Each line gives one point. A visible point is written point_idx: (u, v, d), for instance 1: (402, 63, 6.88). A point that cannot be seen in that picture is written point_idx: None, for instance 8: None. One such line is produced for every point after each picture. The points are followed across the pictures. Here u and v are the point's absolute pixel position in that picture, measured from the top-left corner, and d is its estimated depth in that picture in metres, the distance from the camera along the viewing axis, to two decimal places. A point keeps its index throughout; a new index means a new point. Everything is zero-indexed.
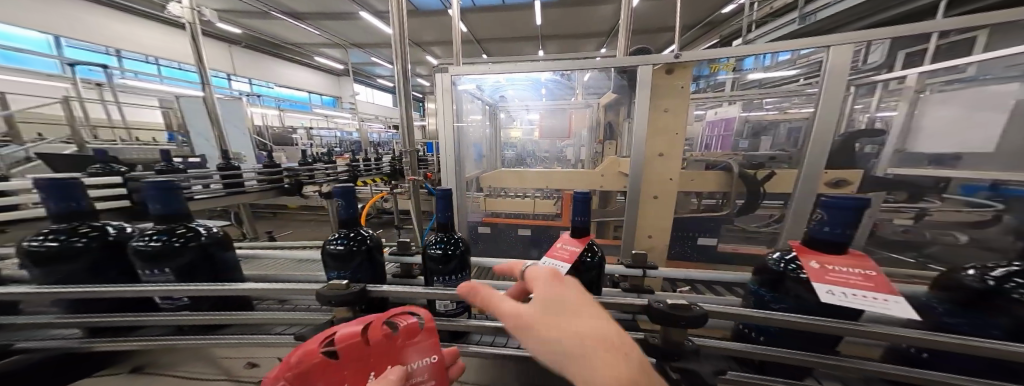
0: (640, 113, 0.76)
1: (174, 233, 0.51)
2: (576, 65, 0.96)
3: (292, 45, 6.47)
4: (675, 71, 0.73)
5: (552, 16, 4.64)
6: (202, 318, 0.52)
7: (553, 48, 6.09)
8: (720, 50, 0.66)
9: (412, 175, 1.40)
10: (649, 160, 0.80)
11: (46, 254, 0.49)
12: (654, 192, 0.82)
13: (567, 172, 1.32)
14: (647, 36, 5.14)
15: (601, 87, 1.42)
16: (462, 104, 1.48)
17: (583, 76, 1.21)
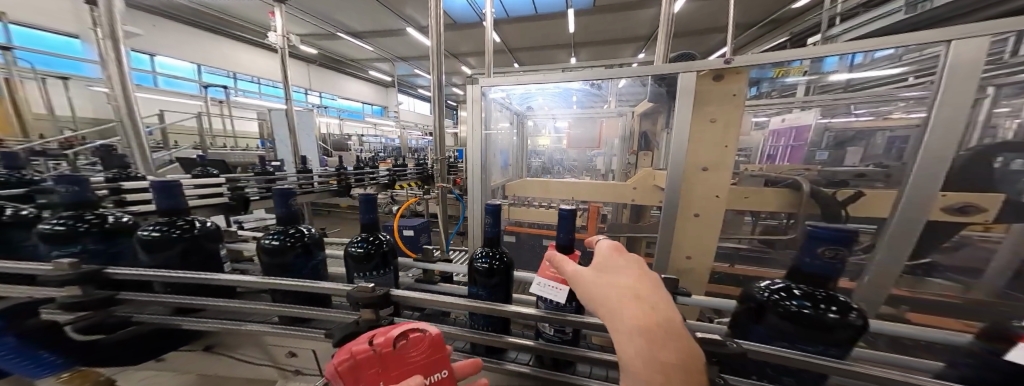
0: (681, 122, 0.69)
1: (288, 233, 0.60)
2: (611, 73, 0.90)
3: (351, 61, 7.13)
4: (724, 77, 0.65)
5: (592, 23, 4.58)
6: (255, 307, 0.55)
7: (587, 55, 6.02)
8: (783, 53, 0.57)
9: (440, 182, 1.40)
10: (688, 173, 0.72)
11: (366, 254, 0.58)
12: (695, 209, 0.73)
13: (595, 183, 1.25)
14: (694, 39, 4.84)
15: (636, 94, 1.34)
16: (491, 113, 1.48)
17: (619, 85, 1.15)
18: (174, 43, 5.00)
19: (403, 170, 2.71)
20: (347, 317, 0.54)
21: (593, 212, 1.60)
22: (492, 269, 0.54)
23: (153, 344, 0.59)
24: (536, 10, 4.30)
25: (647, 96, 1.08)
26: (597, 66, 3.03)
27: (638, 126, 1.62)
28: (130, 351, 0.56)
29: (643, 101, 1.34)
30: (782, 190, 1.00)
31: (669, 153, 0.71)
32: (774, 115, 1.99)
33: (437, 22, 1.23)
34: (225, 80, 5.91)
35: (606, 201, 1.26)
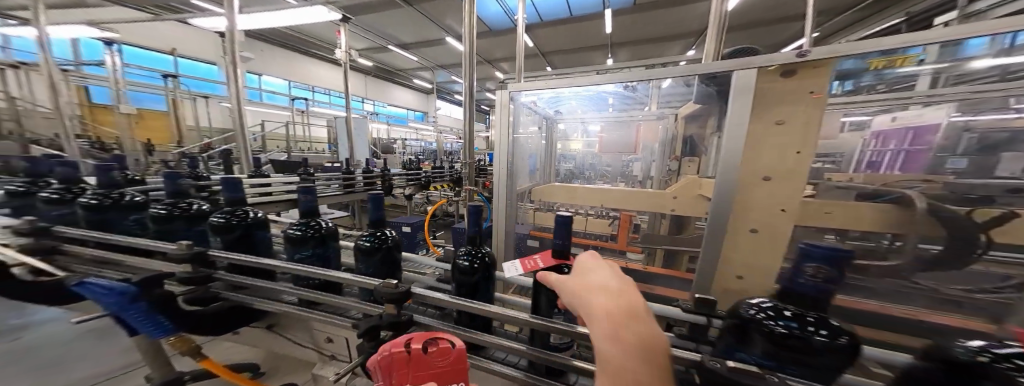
0: (736, 125, 0.60)
1: (309, 225, 0.64)
2: (651, 74, 0.82)
3: (399, 71, 7.61)
4: (795, 72, 0.55)
5: (640, 23, 4.37)
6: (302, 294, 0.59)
7: (627, 55, 5.74)
8: (878, 41, 0.44)
9: (468, 184, 1.38)
10: (744, 183, 0.62)
11: (373, 247, 0.59)
12: (751, 224, 0.63)
13: (627, 190, 1.16)
14: (760, 31, 4.30)
15: (679, 95, 1.21)
16: (519, 117, 1.45)
17: (664, 85, 1.04)
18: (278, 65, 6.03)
19: (436, 172, 2.79)
20: (373, 310, 0.54)
21: (624, 220, 1.49)
22: (557, 289, 0.50)
23: (235, 322, 0.66)
24: (571, 12, 4.26)
25: (694, 97, 0.97)
26: (637, 66, 2.86)
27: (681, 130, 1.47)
28: (216, 324, 0.63)
29: (689, 102, 1.22)
30: (873, 205, 0.80)
31: (716, 160, 0.63)
32: (871, 113, 1.67)
33: (469, 26, 1.23)
34: (307, 92, 6.86)
35: (640, 210, 1.16)
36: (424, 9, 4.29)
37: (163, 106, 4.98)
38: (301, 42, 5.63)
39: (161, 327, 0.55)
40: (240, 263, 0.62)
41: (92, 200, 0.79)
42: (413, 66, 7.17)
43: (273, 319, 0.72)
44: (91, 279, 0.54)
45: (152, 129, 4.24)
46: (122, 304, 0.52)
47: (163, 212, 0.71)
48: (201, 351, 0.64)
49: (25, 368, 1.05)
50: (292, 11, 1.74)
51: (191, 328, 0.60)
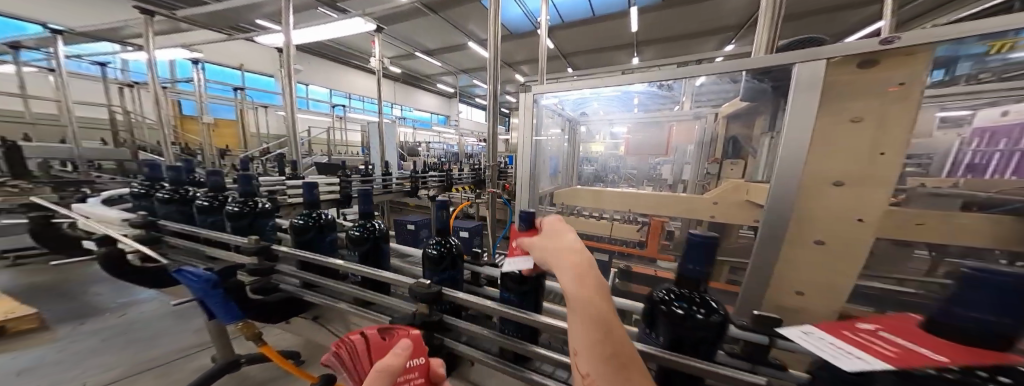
0: (802, 124, 0.54)
1: (447, 246, 0.58)
2: (697, 70, 0.73)
3: (424, 77, 7.85)
4: (878, 62, 0.49)
5: (668, 19, 4.19)
6: (342, 288, 0.62)
7: (654, 54, 5.53)
8: (986, 21, 0.39)
9: (491, 187, 1.37)
10: (809, 188, 0.56)
11: (520, 277, 0.51)
12: (816, 235, 0.57)
13: (657, 195, 1.10)
14: (809, 21, 3.91)
15: (718, 93, 1.13)
16: (542, 120, 1.43)
17: (705, 84, 0.97)
18: (321, 76, 6.54)
19: (460, 174, 2.83)
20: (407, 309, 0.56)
21: (654, 226, 1.40)
22: None
23: (290, 313, 0.69)
24: (594, 12, 4.19)
25: (741, 95, 0.89)
26: (666, 64, 2.74)
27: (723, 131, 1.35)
28: (275, 314, 0.66)
29: (732, 101, 1.12)
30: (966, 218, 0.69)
31: (776, 163, 0.56)
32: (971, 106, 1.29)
33: (494, 30, 1.22)
34: (344, 99, 7.32)
35: (672, 215, 1.09)
36: (449, 16, 4.40)
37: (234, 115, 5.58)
38: (336, 52, 5.98)
39: (234, 313, 0.59)
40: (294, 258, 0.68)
41: (236, 208, 0.78)
42: (438, 71, 7.38)
43: (317, 311, 0.73)
44: (186, 266, 0.59)
45: (224, 135, 5.03)
46: (206, 290, 0.57)
47: (302, 222, 0.70)
48: (261, 338, 0.68)
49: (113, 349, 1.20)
50: (336, 24, 1.89)
51: (256, 317, 0.64)
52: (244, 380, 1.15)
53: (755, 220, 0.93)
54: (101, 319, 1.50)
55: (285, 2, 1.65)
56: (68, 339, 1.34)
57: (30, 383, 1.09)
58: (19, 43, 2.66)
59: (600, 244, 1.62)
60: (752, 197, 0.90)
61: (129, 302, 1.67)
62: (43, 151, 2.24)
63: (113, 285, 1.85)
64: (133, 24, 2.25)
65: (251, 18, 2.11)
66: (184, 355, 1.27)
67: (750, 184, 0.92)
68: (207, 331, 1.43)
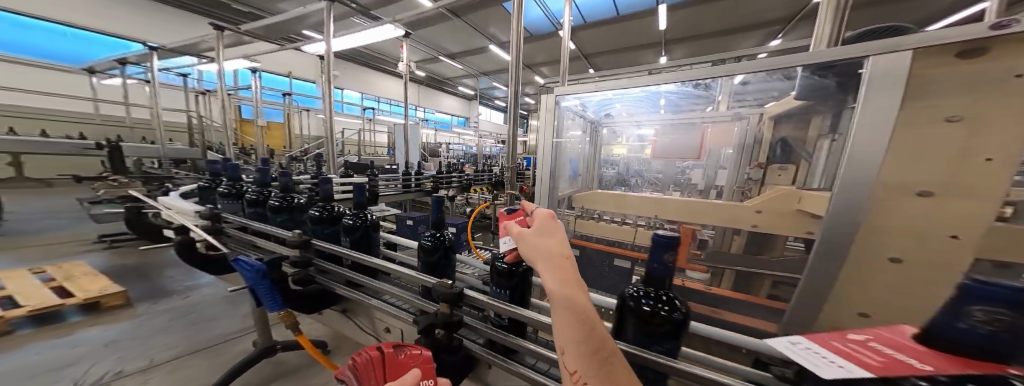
0: (878, 126, 0.47)
1: (660, 298, 0.36)
2: (749, 66, 0.65)
3: (446, 80, 8.02)
4: (987, 50, 0.45)
5: (698, 15, 4.00)
6: (373, 284, 0.62)
7: (683, 53, 5.30)
8: None
9: (509, 189, 1.33)
10: (887, 194, 0.53)
11: None
12: (890, 251, 0.54)
13: (687, 201, 1.06)
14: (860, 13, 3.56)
15: (760, 92, 1.04)
16: (563, 121, 1.39)
17: (750, 82, 0.90)
18: (355, 80, 6.88)
19: (479, 175, 2.84)
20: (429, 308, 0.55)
21: (683, 234, 1.31)
22: None
23: (323, 305, 0.71)
24: (619, 11, 4.11)
25: (794, 92, 0.81)
26: (697, 63, 2.59)
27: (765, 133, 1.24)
28: (311, 304, 0.68)
29: (778, 101, 1.02)
30: None
31: (844, 168, 0.50)
32: None
33: (517, 33, 1.21)
34: (374, 102, 7.66)
35: (705, 223, 1.02)
36: (471, 21, 4.48)
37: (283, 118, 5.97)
38: (365, 57, 6.25)
39: (279, 303, 0.62)
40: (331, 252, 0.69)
41: (353, 220, 0.69)
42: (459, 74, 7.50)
43: (347, 305, 0.75)
44: (242, 256, 0.62)
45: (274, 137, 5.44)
46: (256, 280, 0.59)
47: (431, 242, 0.58)
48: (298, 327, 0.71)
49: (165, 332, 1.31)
50: (367, 32, 1.98)
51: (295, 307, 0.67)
52: (278, 367, 1.20)
53: (808, 230, 0.82)
54: (168, 299, 1.64)
55: (324, 12, 1.74)
56: (134, 317, 1.47)
57: (111, 354, 1.20)
58: (123, 58, 3.08)
59: (622, 250, 1.55)
60: (806, 206, 0.80)
61: (191, 285, 1.81)
62: (134, 150, 2.55)
63: (181, 269, 2.03)
64: (207, 40, 2.50)
65: (299, 29, 2.25)
66: (232, 338, 1.35)
67: (803, 191, 0.82)
68: (252, 317, 1.52)
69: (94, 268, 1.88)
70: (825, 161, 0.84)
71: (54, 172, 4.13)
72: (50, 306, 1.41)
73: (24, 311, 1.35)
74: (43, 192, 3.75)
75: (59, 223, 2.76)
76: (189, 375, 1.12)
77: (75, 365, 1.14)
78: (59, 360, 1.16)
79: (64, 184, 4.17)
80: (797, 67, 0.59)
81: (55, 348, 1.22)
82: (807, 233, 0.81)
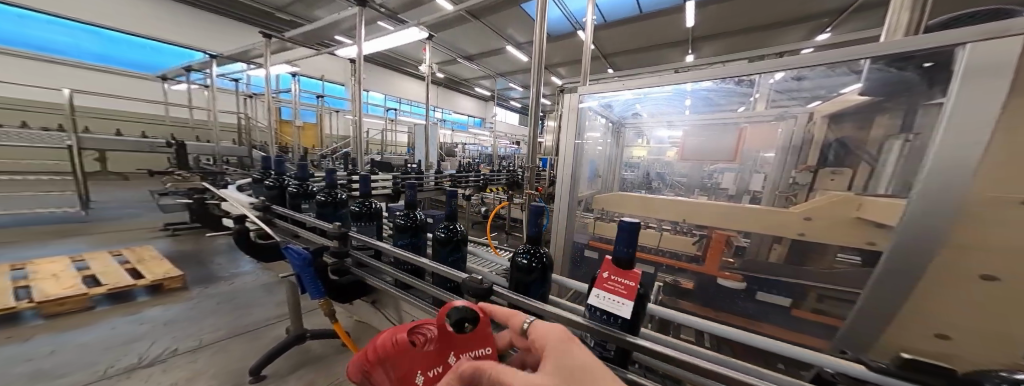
0: (976, 121, 0.42)
1: None
2: (811, 60, 0.61)
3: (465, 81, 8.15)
4: None
5: (726, 11, 3.84)
6: (401, 278, 0.64)
7: (707, 51, 5.11)
8: None
9: (529, 189, 1.28)
10: (977, 212, 0.43)
11: None
12: (981, 269, 0.44)
13: (720, 205, 1.01)
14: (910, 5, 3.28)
15: (808, 88, 0.96)
16: (585, 121, 1.36)
17: (807, 77, 0.83)
18: (378, 82, 7.13)
19: (496, 175, 2.84)
20: (456, 303, 0.56)
21: (716, 240, 1.22)
22: None
23: (356, 295, 0.73)
24: (641, 9, 4.01)
25: (862, 86, 0.75)
26: (729, 60, 2.45)
27: (816, 134, 1.12)
28: (345, 295, 0.71)
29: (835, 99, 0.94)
30: None
31: (926, 173, 0.45)
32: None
33: (542, 34, 1.19)
34: (396, 104, 7.91)
35: (742, 230, 0.97)
36: (491, 23, 4.52)
37: (315, 118, 6.27)
38: (389, 60, 6.46)
39: (320, 290, 0.66)
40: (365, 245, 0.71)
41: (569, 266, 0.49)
42: (477, 75, 7.57)
43: (376, 296, 0.76)
44: (291, 244, 0.67)
45: (306, 137, 5.78)
46: (300, 267, 0.63)
47: None
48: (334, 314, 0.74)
49: (212, 320, 1.41)
50: (394, 35, 2.04)
51: (333, 296, 0.69)
52: (307, 354, 1.25)
53: (869, 241, 0.73)
54: (217, 285, 1.76)
55: (356, 16, 1.81)
56: (187, 299, 1.59)
57: (169, 333, 1.29)
58: (185, 65, 3.39)
59: (644, 255, 1.48)
60: (867, 213, 0.71)
61: (236, 272, 1.93)
62: (192, 147, 2.77)
63: (228, 256, 2.17)
64: (253, 46, 2.69)
65: (333, 34, 2.35)
66: (270, 323, 1.42)
67: (864, 197, 0.73)
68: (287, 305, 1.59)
69: (159, 253, 2.05)
70: (894, 164, 0.75)
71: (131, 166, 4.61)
72: (123, 286, 1.55)
73: (101, 289, 1.49)
74: (117, 184, 4.20)
75: (129, 212, 3.07)
76: (232, 358, 1.18)
77: (141, 341, 1.24)
78: (127, 336, 1.26)
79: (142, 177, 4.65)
80: (865, 59, 0.55)
81: (125, 324, 1.34)
82: (867, 244, 0.73)
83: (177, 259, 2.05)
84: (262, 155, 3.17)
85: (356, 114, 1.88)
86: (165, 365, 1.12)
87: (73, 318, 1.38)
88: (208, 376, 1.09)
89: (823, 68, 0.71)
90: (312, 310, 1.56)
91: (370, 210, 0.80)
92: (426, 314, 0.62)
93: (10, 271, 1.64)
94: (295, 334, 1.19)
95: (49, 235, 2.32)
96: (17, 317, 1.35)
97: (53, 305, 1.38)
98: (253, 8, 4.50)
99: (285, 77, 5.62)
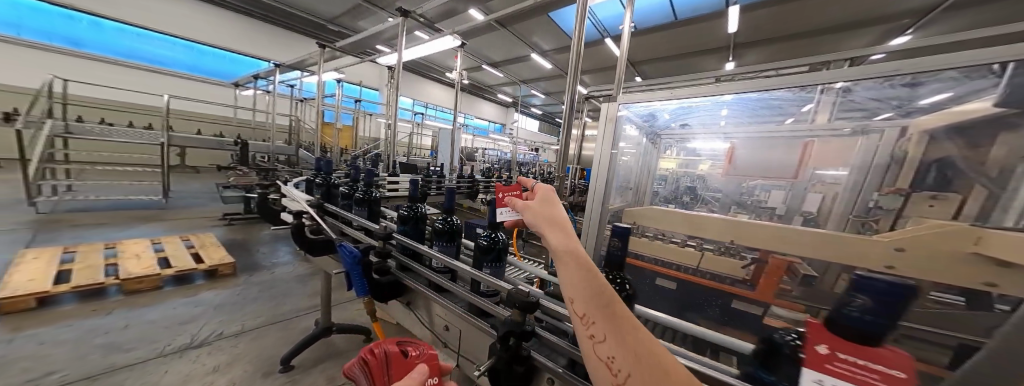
0: None
1: None
2: (947, 60, 0.55)
3: (490, 88, 8.30)
4: None
5: (775, 15, 3.61)
6: (443, 283, 0.65)
7: (750, 58, 4.83)
8: None
9: (558, 198, 1.24)
10: None
11: None
12: None
13: (778, 228, 0.95)
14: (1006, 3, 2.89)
15: (897, 96, 0.85)
16: (621, 130, 1.32)
17: (921, 82, 0.72)
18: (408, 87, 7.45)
19: (518, 181, 2.83)
20: (501, 314, 0.56)
21: (775, 267, 1.11)
22: None
23: (395, 296, 0.74)
24: (677, 16, 3.88)
25: (998, 94, 0.64)
26: (776, 69, 2.28)
27: (913, 153, 0.97)
28: (386, 294, 0.72)
29: (936, 111, 0.84)
30: None
31: None
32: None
33: (580, 44, 1.17)
34: (423, 108, 8.21)
35: (806, 254, 0.89)
36: (520, 30, 4.57)
37: (351, 121, 6.70)
38: (422, 67, 6.75)
39: (365, 288, 0.67)
40: (410, 247, 0.73)
41: None
42: (503, 82, 7.67)
43: (410, 297, 0.76)
44: (345, 242, 0.70)
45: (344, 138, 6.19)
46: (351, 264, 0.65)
47: None
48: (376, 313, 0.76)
49: (256, 307, 1.51)
50: (430, 43, 2.10)
51: (374, 295, 0.71)
52: (330, 348, 1.29)
53: (988, 282, 0.64)
54: (259, 273, 1.88)
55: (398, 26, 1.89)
56: (236, 284, 1.72)
57: (217, 317, 1.40)
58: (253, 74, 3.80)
59: (678, 274, 1.38)
60: (988, 249, 0.63)
61: (276, 263, 2.06)
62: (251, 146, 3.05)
63: (271, 247, 2.33)
64: (305, 56, 2.90)
65: (375, 44, 2.47)
66: (301, 314, 1.49)
67: (984, 230, 0.65)
68: (317, 297, 1.67)
69: (217, 240, 2.25)
70: None
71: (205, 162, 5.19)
72: (188, 269, 1.70)
73: (170, 271, 1.65)
74: (189, 176, 4.75)
75: (196, 201, 3.41)
76: (268, 345, 1.25)
77: (195, 322, 1.34)
78: (184, 316, 1.38)
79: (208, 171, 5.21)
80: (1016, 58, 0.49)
81: (184, 305, 1.46)
82: (983, 285, 0.65)
83: (229, 246, 2.24)
84: (307, 155, 3.42)
85: (388, 118, 1.96)
86: (210, 347, 1.20)
87: (145, 294, 1.54)
88: (245, 361, 1.15)
89: (947, 73, 0.62)
90: (339, 303, 1.62)
91: (498, 245, 0.62)
92: (466, 322, 0.61)
93: (103, 249, 1.88)
94: (323, 326, 1.24)
95: (132, 218, 2.63)
96: (102, 292, 1.52)
97: (132, 282, 1.53)
98: (305, 20, 4.89)
99: (329, 84, 6.06)
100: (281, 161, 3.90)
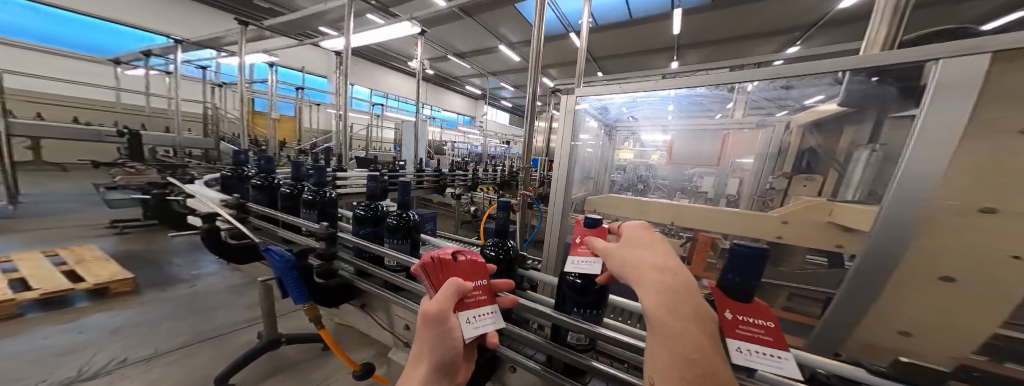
0: (937, 146, 0.50)
1: None
2: (802, 68, 0.67)
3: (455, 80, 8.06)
4: None
5: (714, 20, 3.96)
6: (396, 279, 0.65)
7: (695, 58, 5.25)
8: None
9: (525, 189, 1.27)
10: (943, 221, 0.51)
11: None
12: (942, 271, 0.53)
13: (706, 210, 1.07)
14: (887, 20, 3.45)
15: (787, 98, 1.01)
16: (581, 122, 1.39)
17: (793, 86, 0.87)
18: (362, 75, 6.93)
19: (487, 174, 2.84)
20: None
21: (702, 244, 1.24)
22: None
23: (342, 299, 0.73)
24: (632, 15, 4.10)
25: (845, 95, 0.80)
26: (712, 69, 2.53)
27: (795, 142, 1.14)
28: (330, 298, 0.70)
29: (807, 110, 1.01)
30: None
31: (897, 184, 0.54)
32: None
33: (540, 35, 1.20)
34: (382, 99, 7.73)
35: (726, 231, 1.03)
36: (484, 21, 4.49)
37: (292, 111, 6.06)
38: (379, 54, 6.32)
39: (303, 294, 0.65)
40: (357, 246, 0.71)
41: None
42: (468, 74, 7.53)
43: (365, 299, 0.76)
44: (273, 246, 0.65)
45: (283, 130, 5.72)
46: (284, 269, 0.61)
47: None
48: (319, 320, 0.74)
49: (177, 326, 1.36)
50: (385, 29, 1.98)
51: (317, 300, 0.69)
52: (280, 360, 1.21)
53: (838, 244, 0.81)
54: (175, 288, 1.68)
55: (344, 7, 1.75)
56: (148, 303, 1.52)
57: (116, 341, 1.23)
58: (145, 50, 3.29)
59: None
60: (837, 218, 0.79)
61: (198, 274, 1.86)
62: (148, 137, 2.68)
63: (187, 257, 2.08)
64: (227, 33, 2.53)
65: (318, 26, 2.26)
66: (238, 329, 1.38)
67: (834, 203, 0.81)
68: (257, 309, 1.55)
69: (102, 252, 1.95)
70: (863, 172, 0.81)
71: (73, 157, 4.39)
72: (58, 290, 1.46)
73: (32, 294, 1.39)
74: (60, 177, 3.91)
75: (62, 207, 2.87)
76: (197, 365, 1.14)
77: (81, 351, 1.17)
78: (66, 345, 1.19)
79: (81, 169, 4.40)
80: (845, 69, 0.62)
81: (61, 333, 1.26)
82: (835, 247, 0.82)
83: (127, 261, 1.94)
84: (228, 148, 3.12)
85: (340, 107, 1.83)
86: (113, 376, 1.06)
87: (7, 324, 1.30)
88: (168, 383, 1.04)
89: (809, 79, 0.76)
90: (286, 313, 1.52)
91: None
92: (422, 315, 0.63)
93: None
94: (269, 339, 1.15)
95: None
96: None
97: None
98: None
99: (259, 67, 5.46)
100: (199, 155, 3.35)
